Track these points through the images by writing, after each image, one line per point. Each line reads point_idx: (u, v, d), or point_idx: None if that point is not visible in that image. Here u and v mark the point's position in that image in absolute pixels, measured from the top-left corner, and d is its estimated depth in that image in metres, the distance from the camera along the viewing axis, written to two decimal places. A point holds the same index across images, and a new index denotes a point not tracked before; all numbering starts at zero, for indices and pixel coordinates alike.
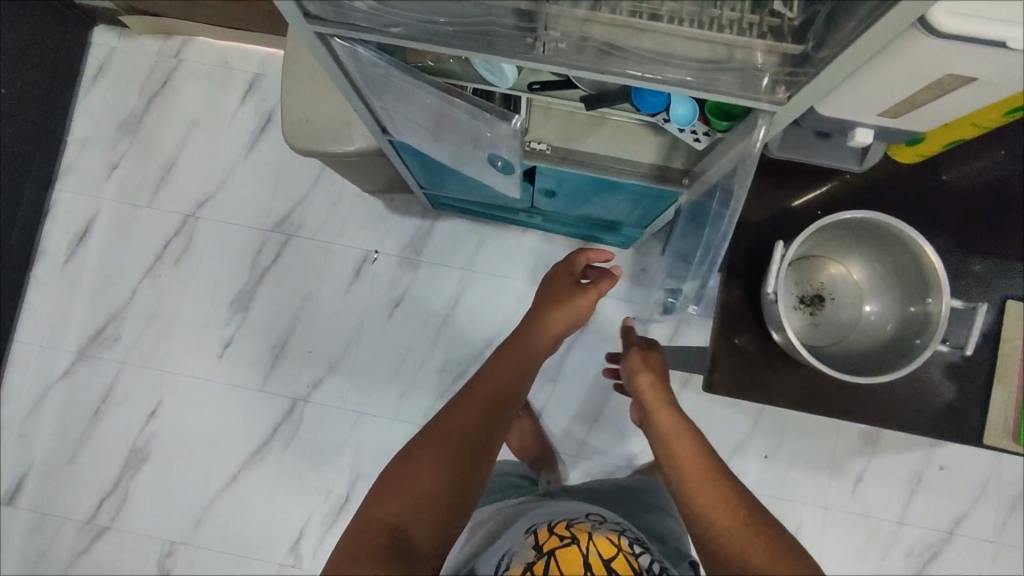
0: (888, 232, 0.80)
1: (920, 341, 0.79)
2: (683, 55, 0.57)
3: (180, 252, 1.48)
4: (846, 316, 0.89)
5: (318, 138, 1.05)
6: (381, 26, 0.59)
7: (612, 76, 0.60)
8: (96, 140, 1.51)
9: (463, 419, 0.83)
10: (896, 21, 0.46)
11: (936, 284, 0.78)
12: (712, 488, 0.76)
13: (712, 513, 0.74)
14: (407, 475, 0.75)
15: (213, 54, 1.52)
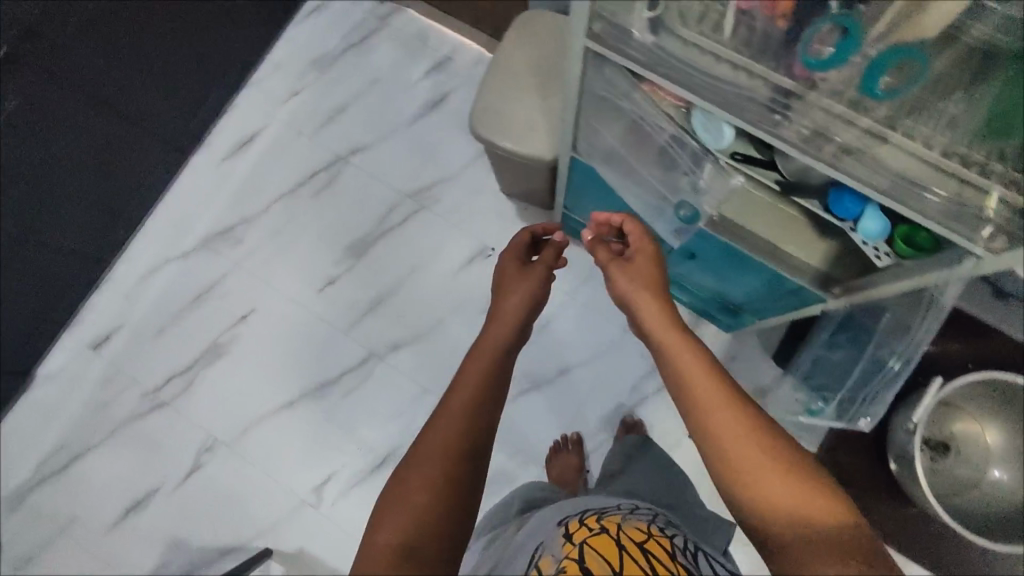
0: None
1: None
2: (913, 175, 0.64)
3: (321, 186, 1.59)
4: None
5: (501, 132, 1.12)
6: (653, 65, 0.66)
7: (840, 174, 0.67)
8: (290, 66, 1.65)
9: (446, 414, 0.70)
10: None
11: None
12: (734, 435, 0.61)
13: (731, 460, 0.61)
14: (398, 500, 0.64)
15: (416, 27, 1.64)
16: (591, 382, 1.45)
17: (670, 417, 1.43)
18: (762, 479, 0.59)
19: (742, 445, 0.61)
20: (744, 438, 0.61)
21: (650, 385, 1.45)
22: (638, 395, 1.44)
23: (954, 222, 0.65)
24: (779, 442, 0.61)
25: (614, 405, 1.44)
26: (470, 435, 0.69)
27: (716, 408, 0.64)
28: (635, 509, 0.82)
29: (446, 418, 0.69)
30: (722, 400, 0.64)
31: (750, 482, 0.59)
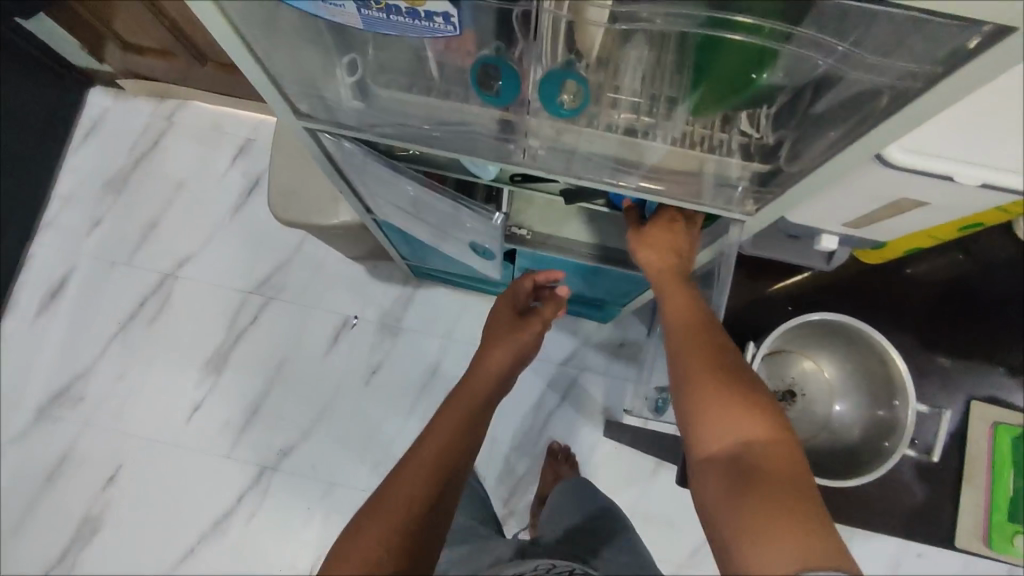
0: (860, 336, 0.94)
1: (888, 445, 0.92)
2: (655, 164, 0.60)
3: (155, 311, 1.46)
4: (817, 413, 1.01)
5: (305, 209, 1.07)
6: (366, 126, 0.62)
7: (590, 183, 0.63)
8: (81, 196, 1.51)
9: (419, 462, 0.71)
10: (859, 151, 0.50)
11: (903, 392, 0.91)
12: (711, 381, 0.62)
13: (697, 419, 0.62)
14: (361, 542, 0.62)
15: (207, 117, 1.54)
16: (495, 416, 1.42)
17: (581, 423, 1.42)
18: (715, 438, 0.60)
19: (709, 391, 0.62)
20: (712, 391, 0.62)
21: (552, 398, 1.43)
22: (543, 412, 1.42)
23: (711, 199, 0.63)
24: (741, 392, 0.61)
25: (524, 430, 1.41)
26: (436, 492, 0.68)
27: (696, 359, 0.65)
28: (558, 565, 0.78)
29: (413, 466, 0.70)
30: (705, 339, 0.67)
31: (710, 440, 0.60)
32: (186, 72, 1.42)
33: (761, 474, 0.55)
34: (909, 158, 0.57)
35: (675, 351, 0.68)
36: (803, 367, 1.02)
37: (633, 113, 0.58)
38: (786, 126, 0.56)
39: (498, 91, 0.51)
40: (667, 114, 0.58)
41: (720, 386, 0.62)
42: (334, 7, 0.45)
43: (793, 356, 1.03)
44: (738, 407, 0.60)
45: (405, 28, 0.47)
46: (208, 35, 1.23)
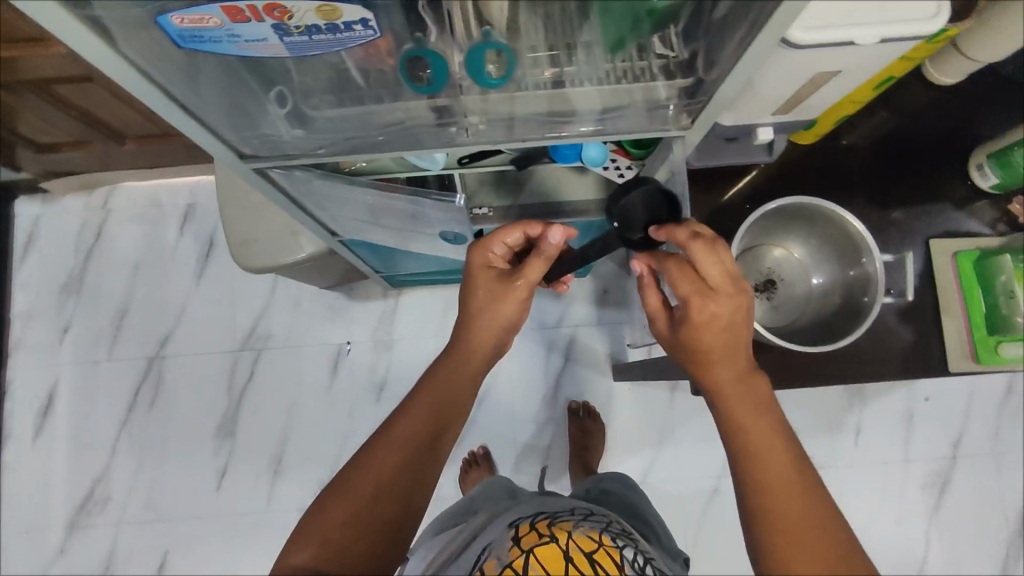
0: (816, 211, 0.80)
1: (868, 298, 0.78)
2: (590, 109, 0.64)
3: (152, 396, 1.45)
4: (798, 293, 0.87)
5: (270, 252, 1.07)
6: (311, 149, 0.64)
7: (536, 141, 0.66)
8: (41, 308, 1.48)
9: (391, 447, 0.66)
10: (768, 36, 0.52)
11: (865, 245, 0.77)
12: (787, 509, 0.59)
13: (773, 534, 0.59)
14: (315, 531, 0.61)
15: (141, 194, 1.52)
16: (508, 394, 1.45)
17: (591, 375, 1.47)
18: (797, 566, 0.57)
19: (789, 523, 0.59)
20: (785, 504, 0.59)
21: (556, 361, 1.47)
22: (552, 377, 1.46)
23: (646, 123, 0.67)
24: (816, 515, 0.59)
25: (539, 398, 1.45)
26: (405, 471, 0.65)
27: (767, 456, 0.61)
28: (588, 513, 0.79)
29: (387, 454, 0.66)
30: (767, 437, 0.63)
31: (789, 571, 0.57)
32: (106, 157, 1.40)
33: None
34: (813, 38, 0.54)
35: (738, 440, 0.63)
36: (771, 257, 0.88)
37: (556, 67, 0.60)
38: (698, 38, 0.59)
39: (430, 79, 0.54)
40: (588, 57, 0.60)
41: (796, 499, 0.59)
42: (260, 43, 0.48)
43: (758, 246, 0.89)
44: (815, 538, 0.58)
45: (328, 45, 0.49)
46: (117, 112, 1.21)
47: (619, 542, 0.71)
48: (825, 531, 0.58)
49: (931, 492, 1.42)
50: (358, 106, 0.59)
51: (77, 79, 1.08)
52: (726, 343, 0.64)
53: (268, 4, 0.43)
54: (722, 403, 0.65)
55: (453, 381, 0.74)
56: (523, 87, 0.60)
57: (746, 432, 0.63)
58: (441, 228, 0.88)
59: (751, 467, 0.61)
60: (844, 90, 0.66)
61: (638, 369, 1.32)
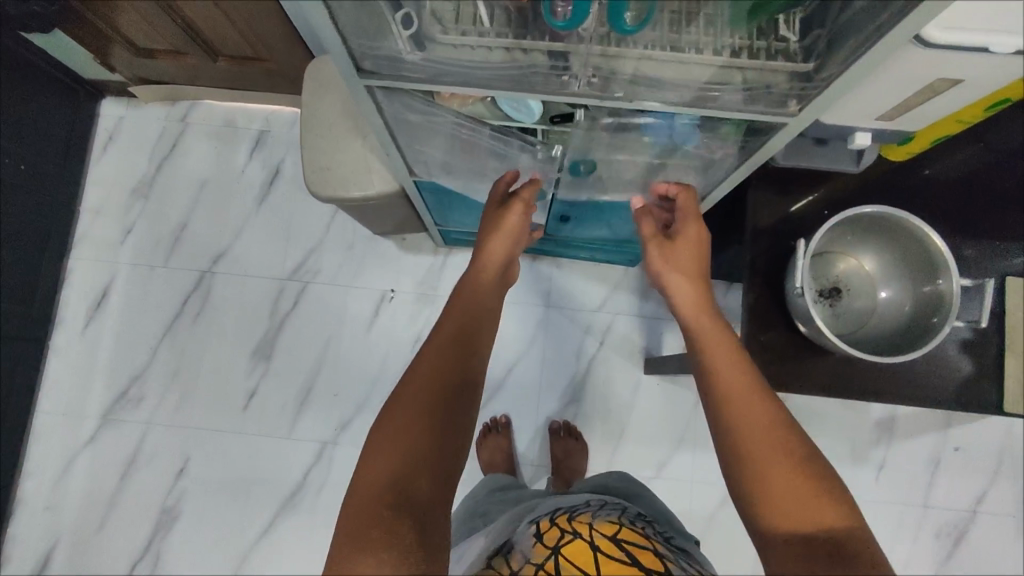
0: (899, 223, 0.84)
1: (937, 319, 0.82)
2: (703, 79, 0.64)
3: (199, 307, 1.50)
4: (862, 304, 0.93)
5: (343, 183, 1.10)
6: (432, 76, 0.66)
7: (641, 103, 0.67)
8: (110, 206, 1.54)
9: (433, 359, 0.70)
10: (902, 33, 0.52)
11: (944, 264, 0.81)
12: (754, 425, 0.65)
13: (743, 438, 0.65)
14: (396, 419, 0.64)
15: (220, 114, 1.57)
16: (539, 368, 1.47)
17: (621, 365, 1.47)
18: (769, 463, 0.63)
19: (760, 446, 0.64)
20: (746, 411, 0.66)
21: (590, 345, 1.48)
22: (584, 360, 1.47)
23: (752, 102, 0.66)
24: (773, 419, 0.65)
25: (569, 378, 1.47)
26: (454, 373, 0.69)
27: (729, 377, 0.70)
28: (601, 501, 0.87)
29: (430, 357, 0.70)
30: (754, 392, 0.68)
31: (762, 472, 0.62)
32: (196, 72, 1.44)
33: (828, 544, 0.58)
34: (941, 36, 0.53)
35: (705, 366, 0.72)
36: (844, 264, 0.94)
37: (679, 32, 0.62)
38: (823, 26, 0.60)
39: (566, 15, 0.56)
40: (717, 31, 0.62)
41: (758, 406, 0.66)
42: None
43: (832, 253, 0.94)
44: (776, 435, 0.64)
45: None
46: (219, 29, 1.25)
47: (636, 524, 0.80)
48: (783, 428, 0.65)
49: (945, 543, 1.40)
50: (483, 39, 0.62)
51: None
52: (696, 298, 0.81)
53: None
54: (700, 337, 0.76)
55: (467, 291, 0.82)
56: (643, 41, 0.62)
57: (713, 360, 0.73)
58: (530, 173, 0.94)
59: (716, 388, 0.70)
60: (955, 107, 0.66)
61: (672, 365, 1.33)
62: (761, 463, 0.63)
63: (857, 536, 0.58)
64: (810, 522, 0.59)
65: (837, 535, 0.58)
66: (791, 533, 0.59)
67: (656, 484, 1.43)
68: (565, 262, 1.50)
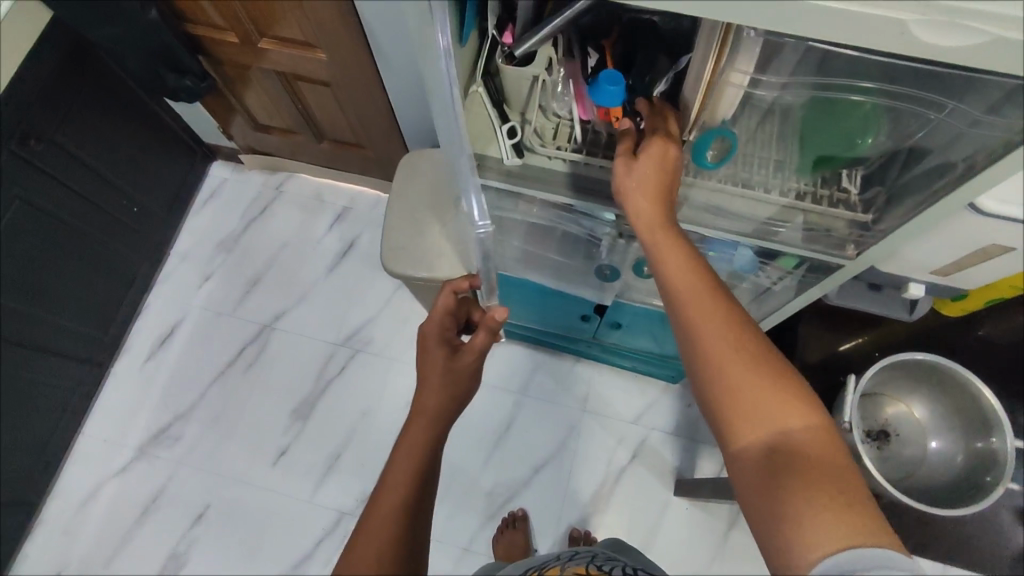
0: (952, 376, 0.92)
1: (991, 479, 0.87)
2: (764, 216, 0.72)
3: (253, 358, 1.57)
4: (911, 453, 0.98)
5: (414, 262, 1.19)
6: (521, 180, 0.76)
7: (708, 229, 0.75)
8: (197, 254, 1.68)
9: (394, 483, 0.67)
10: (959, 197, 0.57)
11: (999, 424, 0.87)
12: (715, 338, 0.56)
13: (704, 364, 0.56)
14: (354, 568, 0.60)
15: (311, 188, 1.73)
16: (567, 471, 1.45)
17: (651, 482, 1.44)
18: (737, 383, 0.54)
19: (722, 359, 0.55)
20: (710, 330, 0.56)
21: (622, 456, 1.46)
22: (614, 470, 1.45)
23: (811, 241, 0.72)
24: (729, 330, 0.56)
25: (596, 486, 1.44)
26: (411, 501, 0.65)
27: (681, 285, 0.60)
28: (575, 553, 0.81)
29: (398, 471, 0.68)
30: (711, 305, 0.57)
31: (722, 380, 0.55)
32: (301, 150, 1.62)
33: (794, 458, 0.50)
34: (991, 207, 0.59)
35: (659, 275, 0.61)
36: (890, 411, 1.00)
37: (746, 170, 0.70)
38: (883, 184, 0.67)
39: None
40: (783, 175, 0.69)
41: (723, 324, 0.56)
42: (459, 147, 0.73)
43: (881, 397, 1.00)
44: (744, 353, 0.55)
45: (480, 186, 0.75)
46: (331, 116, 1.43)
47: (607, 567, 0.74)
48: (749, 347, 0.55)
49: None
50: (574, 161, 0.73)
51: (318, 82, 1.30)
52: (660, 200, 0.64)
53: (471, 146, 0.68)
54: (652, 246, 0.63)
55: (425, 399, 0.75)
56: (712, 175, 0.70)
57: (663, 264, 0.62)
58: (598, 262, 0.97)
59: (676, 303, 0.59)
60: (1008, 273, 0.70)
61: (704, 489, 1.30)
62: (722, 368, 0.55)
63: (812, 445, 0.51)
64: (775, 436, 0.52)
65: (801, 446, 0.51)
66: (754, 444, 0.52)
67: None
68: (607, 368, 1.53)
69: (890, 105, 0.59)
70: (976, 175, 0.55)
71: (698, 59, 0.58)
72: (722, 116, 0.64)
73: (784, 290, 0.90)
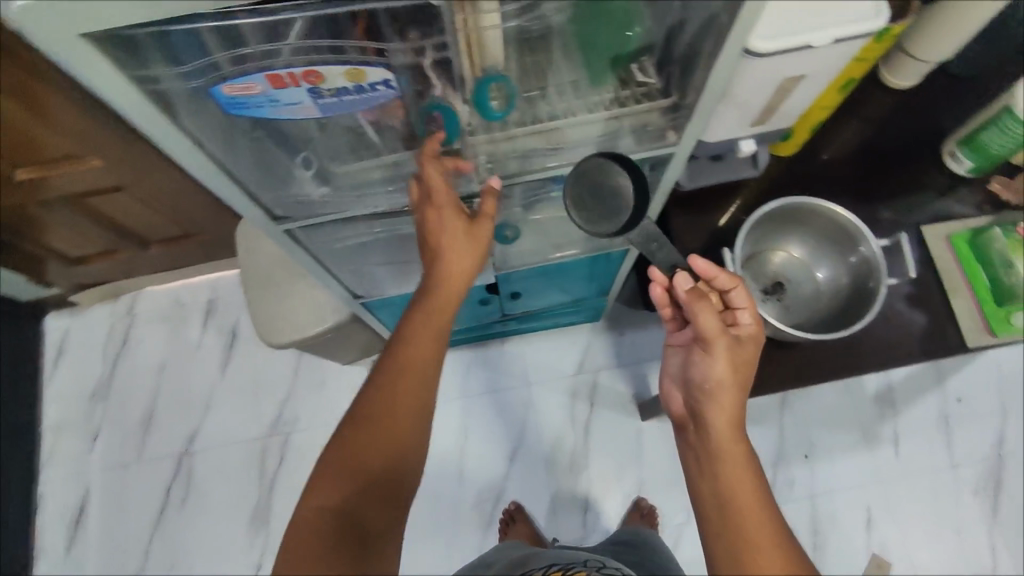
0: (805, 209, 0.93)
1: (874, 283, 0.89)
2: (584, 138, 0.72)
3: (183, 492, 1.44)
4: (808, 290, 0.99)
5: (293, 326, 1.13)
6: (342, 205, 0.72)
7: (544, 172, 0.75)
8: (72, 418, 1.50)
9: (404, 378, 0.70)
10: (730, 53, 0.57)
11: (859, 231, 0.90)
12: (754, 521, 0.64)
13: (738, 544, 0.63)
14: (357, 452, 0.67)
15: (165, 296, 1.58)
16: (539, 448, 1.44)
17: (617, 419, 1.46)
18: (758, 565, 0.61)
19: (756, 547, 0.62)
20: (754, 520, 0.64)
21: (581, 409, 1.46)
22: (580, 425, 1.45)
23: (636, 142, 0.73)
24: (773, 532, 0.63)
25: (572, 448, 1.44)
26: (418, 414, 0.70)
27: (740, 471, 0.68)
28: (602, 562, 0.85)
29: (406, 376, 0.70)
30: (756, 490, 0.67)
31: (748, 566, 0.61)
32: (132, 264, 1.47)
33: None
34: (764, 43, 0.60)
35: (715, 439, 0.71)
36: (776, 262, 1.00)
37: (548, 103, 0.70)
38: (671, 63, 0.67)
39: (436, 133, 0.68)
40: (581, 96, 0.69)
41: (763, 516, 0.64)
42: (295, 105, 0.60)
43: (762, 253, 1.00)
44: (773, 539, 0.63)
45: (351, 104, 0.62)
46: (143, 218, 1.29)
47: None
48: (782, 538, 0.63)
49: (985, 497, 1.38)
50: (408, 86, 0.63)
51: (109, 190, 1.17)
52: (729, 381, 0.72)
53: (306, 71, 0.55)
54: (710, 413, 0.72)
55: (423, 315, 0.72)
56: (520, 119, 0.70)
57: (722, 448, 0.70)
58: None
59: (724, 485, 0.68)
60: (811, 98, 0.73)
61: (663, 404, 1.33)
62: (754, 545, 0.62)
63: None
64: None
65: None
66: None
67: (689, 528, 1.38)
68: (532, 336, 1.51)
69: None
70: (733, 25, 0.55)
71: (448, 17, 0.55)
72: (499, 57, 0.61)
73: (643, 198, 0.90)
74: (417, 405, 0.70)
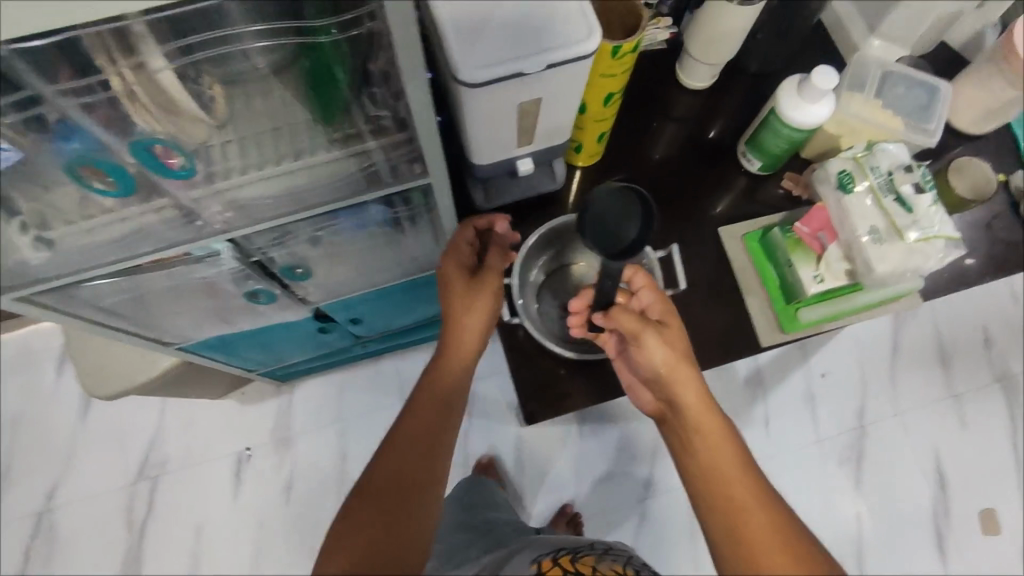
0: None
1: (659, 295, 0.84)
2: (326, 178, 0.67)
3: (47, 551, 1.37)
4: None
5: (119, 377, 1.06)
6: (74, 269, 0.64)
7: (277, 218, 0.67)
8: None
9: (407, 425, 0.73)
10: (418, 96, 0.54)
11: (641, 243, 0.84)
12: (753, 511, 0.66)
13: (738, 536, 0.65)
14: (364, 511, 0.65)
15: (14, 344, 1.48)
16: None
17: (496, 429, 1.45)
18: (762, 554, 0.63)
19: (757, 532, 0.65)
20: (747, 508, 0.66)
21: None
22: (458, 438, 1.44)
23: (381, 179, 0.68)
24: (760, 516, 0.65)
25: (452, 464, 1.43)
26: (423, 457, 0.70)
27: (717, 456, 0.69)
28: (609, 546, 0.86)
29: (405, 428, 0.72)
30: (740, 473, 0.68)
31: (749, 549, 0.64)
32: None
33: None
34: (472, 73, 0.58)
35: (692, 436, 0.71)
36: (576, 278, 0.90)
37: (275, 148, 0.65)
38: (387, 97, 0.61)
39: (111, 184, 0.60)
40: (310, 134, 0.65)
41: (753, 498, 0.67)
42: None
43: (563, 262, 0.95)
44: (767, 524, 0.65)
45: None
46: None
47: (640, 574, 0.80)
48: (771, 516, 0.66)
49: (849, 467, 1.43)
50: (64, 138, 0.54)
51: None
52: (671, 368, 0.70)
53: None
54: (682, 402, 0.71)
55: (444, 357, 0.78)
56: (249, 167, 0.64)
57: (698, 426, 0.71)
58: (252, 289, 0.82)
59: (709, 477, 0.69)
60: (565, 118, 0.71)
61: None
62: (754, 530, 0.65)
63: None
64: None
65: None
66: None
67: None
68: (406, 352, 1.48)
69: (320, 26, 0.54)
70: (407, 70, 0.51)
71: (94, 98, 0.52)
72: (198, 117, 0.59)
73: (434, 224, 0.84)
74: (421, 447, 0.71)
